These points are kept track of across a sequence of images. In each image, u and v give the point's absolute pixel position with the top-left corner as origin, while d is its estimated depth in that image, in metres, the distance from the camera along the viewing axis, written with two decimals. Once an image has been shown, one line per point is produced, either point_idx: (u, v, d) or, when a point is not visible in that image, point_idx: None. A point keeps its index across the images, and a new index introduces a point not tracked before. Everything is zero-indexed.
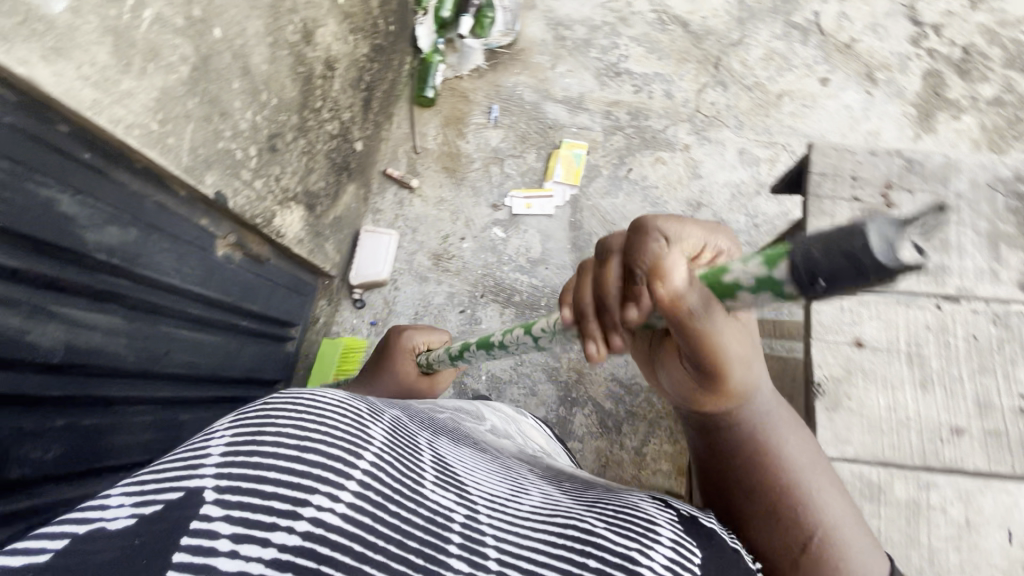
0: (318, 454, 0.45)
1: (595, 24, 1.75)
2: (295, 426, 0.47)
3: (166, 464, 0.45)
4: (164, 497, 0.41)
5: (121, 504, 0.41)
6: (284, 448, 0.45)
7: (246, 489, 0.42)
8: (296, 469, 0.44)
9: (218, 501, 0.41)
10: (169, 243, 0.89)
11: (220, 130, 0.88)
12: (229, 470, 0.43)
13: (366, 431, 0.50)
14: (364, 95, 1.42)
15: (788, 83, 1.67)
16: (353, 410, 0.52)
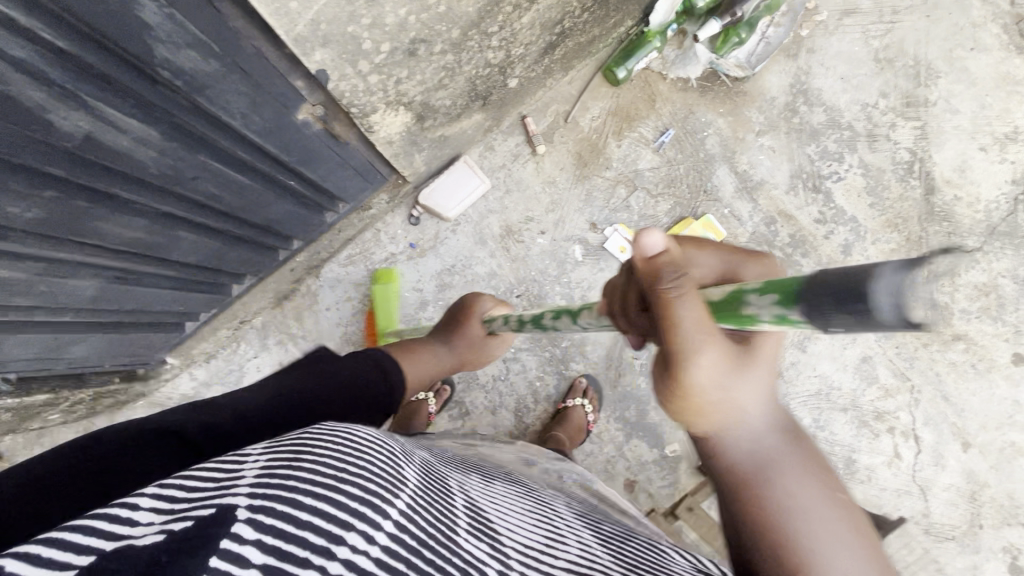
0: (356, 488, 0.42)
1: (838, 120, 1.43)
2: (334, 458, 0.44)
3: (198, 485, 0.42)
4: (196, 513, 0.38)
5: (151, 521, 0.38)
6: (321, 473, 0.42)
7: (281, 513, 0.38)
8: (330, 500, 0.40)
9: (251, 522, 0.37)
10: (251, 90, 0.81)
11: (358, 15, 0.76)
12: (265, 490, 0.40)
13: (397, 480, 0.46)
14: (553, 38, 1.23)
15: (977, 331, 1.35)
16: (387, 451, 0.50)
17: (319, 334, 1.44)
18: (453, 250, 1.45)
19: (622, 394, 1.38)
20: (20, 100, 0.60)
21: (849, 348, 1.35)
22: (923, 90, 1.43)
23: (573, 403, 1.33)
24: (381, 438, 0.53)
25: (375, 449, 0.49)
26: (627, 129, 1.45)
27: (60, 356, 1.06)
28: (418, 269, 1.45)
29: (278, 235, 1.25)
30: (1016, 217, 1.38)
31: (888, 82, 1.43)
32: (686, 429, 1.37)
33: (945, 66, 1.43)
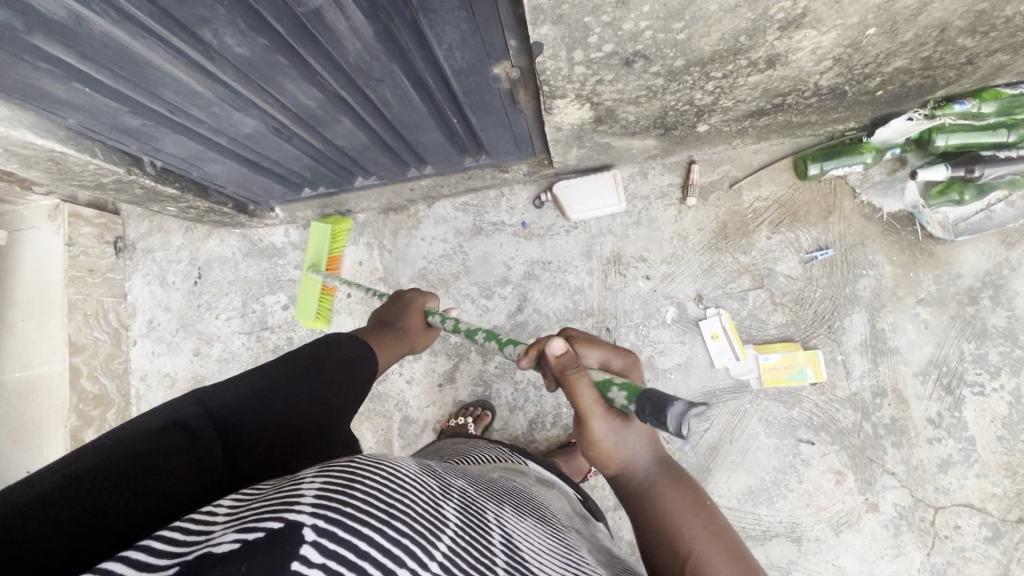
0: (405, 526, 0.44)
1: (1016, 334, 1.25)
2: (378, 491, 0.47)
3: (260, 501, 0.44)
4: (266, 526, 0.39)
5: (222, 531, 0.39)
6: (377, 507, 0.44)
7: (341, 537, 0.40)
8: (382, 532, 0.42)
9: (315, 543, 0.38)
10: (469, 31, 0.81)
11: (602, 10, 0.73)
12: (326, 510, 0.41)
13: (437, 523, 0.48)
14: (765, 107, 1.14)
15: None
16: (422, 488, 0.53)
17: (405, 257, 1.50)
18: (557, 249, 1.44)
19: None
20: None
21: (885, 559, 1.23)
22: None
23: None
24: (416, 471, 0.57)
25: (412, 486, 0.52)
26: (786, 226, 1.35)
27: (201, 167, 1.17)
28: (517, 248, 1.45)
29: (415, 155, 1.30)
30: None
31: None
32: None
33: None
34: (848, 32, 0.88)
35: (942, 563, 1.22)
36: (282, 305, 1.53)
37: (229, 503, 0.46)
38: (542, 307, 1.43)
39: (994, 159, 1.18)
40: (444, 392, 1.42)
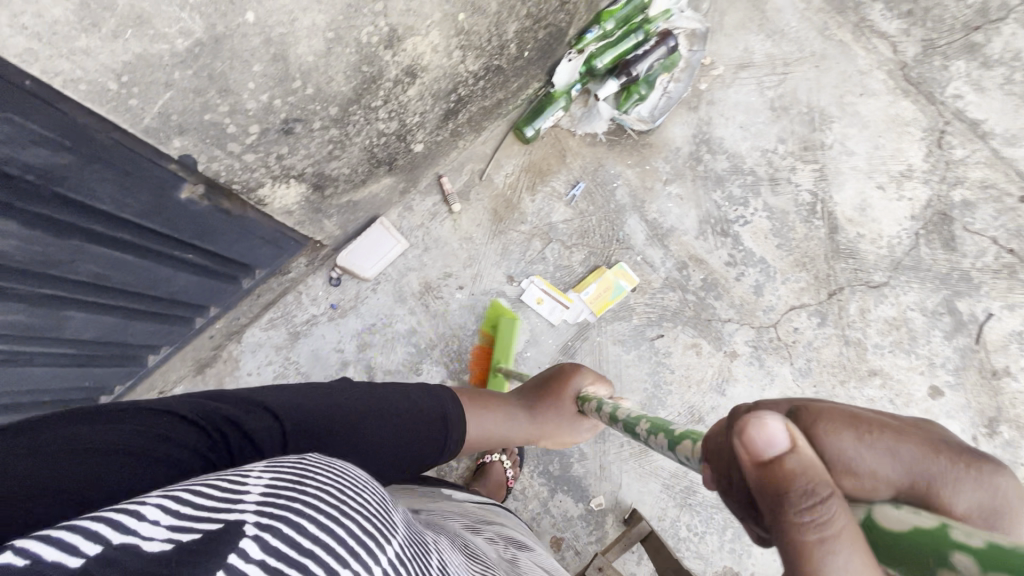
0: (363, 528, 0.39)
1: (740, 166, 1.48)
2: (331, 490, 0.42)
3: (208, 488, 0.39)
4: (205, 527, 0.34)
5: (158, 521, 0.34)
6: (331, 505, 0.39)
7: (286, 539, 0.34)
8: (334, 528, 0.37)
9: (257, 541, 0.34)
10: (118, 176, 0.84)
11: (213, 104, 0.80)
12: (272, 507, 0.37)
13: (390, 531, 0.43)
14: (450, 106, 1.29)
15: (892, 366, 1.36)
16: (378, 494, 0.48)
17: None
18: (374, 309, 1.47)
19: (545, 447, 1.37)
20: None
21: (768, 388, 1.37)
22: (819, 135, 1.49)
23: (492, 459, 1.32)
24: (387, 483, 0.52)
25: (368, 489, 0.47)
26: (540, 184, 1.51)
27: None
28: (339, 329, 1.46)
29: (187, 305, 1.27)
30: (918, 252, 1.41)
31: (786, 129, 1.49)
32: (610, 480, 1.35)
33: (837, 111, 1.50)
34: (447, 24, 1.04)
35: (805, 364, 1.38)
36: None
37: (173, 487, 0.40)
38: (391, 366, 1.45)
39: (637, 58, 1.43)
40: None
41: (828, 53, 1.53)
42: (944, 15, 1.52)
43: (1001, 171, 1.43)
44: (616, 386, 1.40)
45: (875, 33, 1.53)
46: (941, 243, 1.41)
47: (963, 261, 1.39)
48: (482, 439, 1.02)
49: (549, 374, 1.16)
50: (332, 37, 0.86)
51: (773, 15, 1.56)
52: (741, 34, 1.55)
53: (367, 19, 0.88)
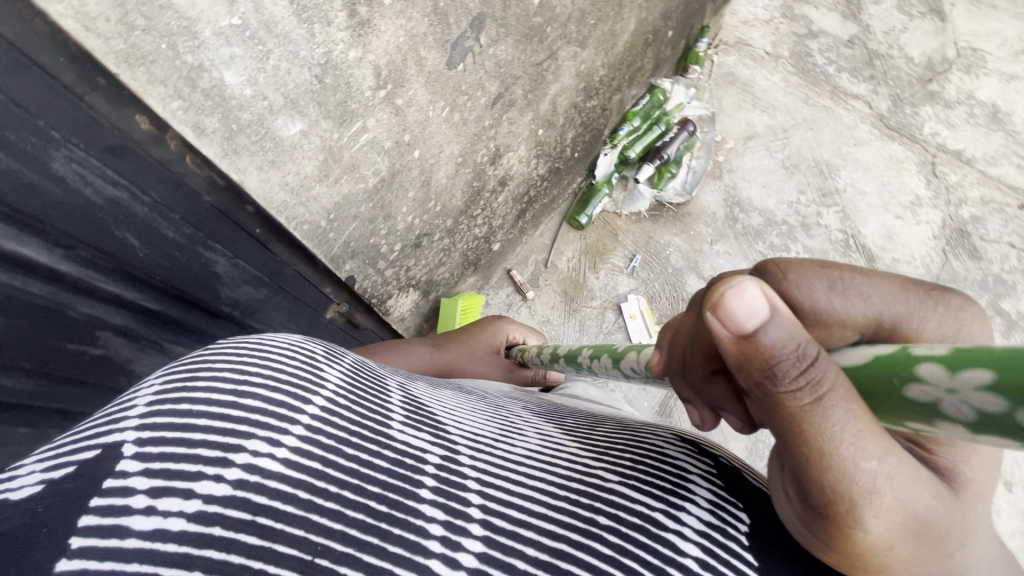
0: (258, 401, 0.44)
1: (773, 219, 1.67)
2: (231, 371, 0.46)
3: (88, 426, 0.43)
4: (81, 456, 0.39)
5: (32, 470, 0.39)
6: (212, 395, 0.44)
7: (170, 439, 0.40)
8: (221, 416, 0.42)
9: (136, 456, 0.39)
10: (290, 304, 0.94)
11: (378, 229, 0.93)
12: (154, 419, 0.41)
13: (320, 374, 0.50)
14: (522, 206, 1.45)
15: None
16: (307, 352, 0.52)
17: None
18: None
19: None
20: (112, 357, 0.74)
21: None
22: (832, 182, 1.70)
23: None
24: (298, 343, 0.54)
25: (284, 352, 0.51)
26: (600, 262, 1.66)
27: None
28: None
29: None
30: (951, 266, 1.57)
31: (802, 182, 1.71)
32: None
33: (840, 160, 1.73)
34: (530, 139, 1.22)
35: None
36: None
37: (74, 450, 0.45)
38: None
39: (665, 145, 1.65)
40: None
41: (817, 117, 1.80)
42: (901, 74, 1.83)
43: (994, 188, 1.65)
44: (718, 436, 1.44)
45: (850, 96, 1.82)
46: (967, 255, 1.58)
47: (992, 267, 1.55)
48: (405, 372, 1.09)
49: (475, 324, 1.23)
50: (460, 160, 1.02)
51: (763, 94, 1.85)
52: (740, 112, 1.83)
53: (483, 143, 1.05)
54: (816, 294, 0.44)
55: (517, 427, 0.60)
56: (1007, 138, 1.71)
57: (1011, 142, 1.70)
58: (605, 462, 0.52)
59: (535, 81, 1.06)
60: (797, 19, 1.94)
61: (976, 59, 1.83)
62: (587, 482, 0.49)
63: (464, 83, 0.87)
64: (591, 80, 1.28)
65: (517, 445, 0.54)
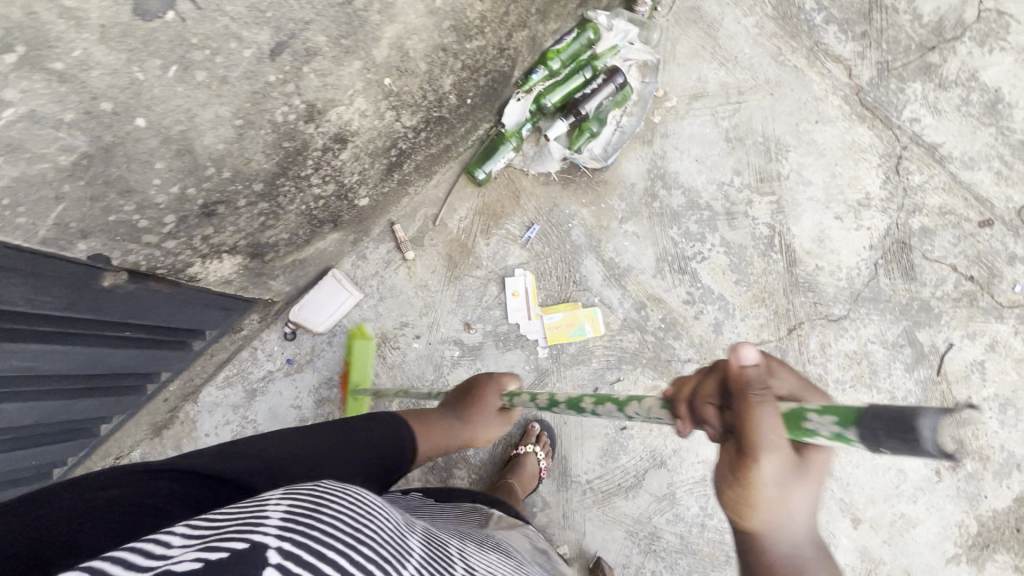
0: (370, 552, 0.45)
1: (696, 201, 1.46)
2: (350, 518, 0.48)
3: (225, 522, 0.46)
4: (229, 547, 0.40)
5: (184, 554, 0.40)
6: (340, 534, 0.45)
7: (305, 561, 0.40)
8: (350, 556, 0.43)
9: (279, 565, 0.39)
10: (25, 279, 0.82)
11: (117, 205, 0.78)
12: (291, 533, 0.42)
13: (409, 555, 0.50)
14: (391, 160, 1.25)
15: (854, 401, 1.35)
16: (395, 520, 0.56)
17: None
18: (330, 363, 1.45)
19: None
20: None
21: None
22: (775, 165, 1.47)
23: (526, 450, 1.32)
24: (387, 509, 0.57)
25: (380, 515, 0.53)
26: (494, 227, 1.48)
27: None
28: (296, 384, 1.45)
29: (135, 375, 1.25)
30: (878, 283, 1.39)
31: (741, 160, 1.47)
32: (574, 529, 1.33)
33: (793, 139, 1.48)
34: (373, 90, 1.01)
35: None
36: None
37: (194, 522, 0.47)
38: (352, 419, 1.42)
39: (585, 98, 1.41)
40: None
41: (782, 81, 1.51)
42: (899, 35, 1.49)
43: (959, 197, 1.42)
44: (577, 432, 1.37)
45: (830, 57, 1.51)
46: (900, 273, 1.39)
47: (923, 290, 1.38)
48: (429, 455, 1.00)
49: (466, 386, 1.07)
50: (243, 123, 0.83)
51: (727, 41, 1.53)
52: (694, 62, 1.53)
53: (279, 101, 0.85)
54: (788, 387, 0.59)
55: None
56: (996, 137, 1.44)
57: (999, 143, 1.43)
58: None
59: (349, 25, 0.84)
60: None
61: (998, 26, 1.47)
62: None
63: (193, 36, 0.67)
64: (462, 19, 1.04)
65: None
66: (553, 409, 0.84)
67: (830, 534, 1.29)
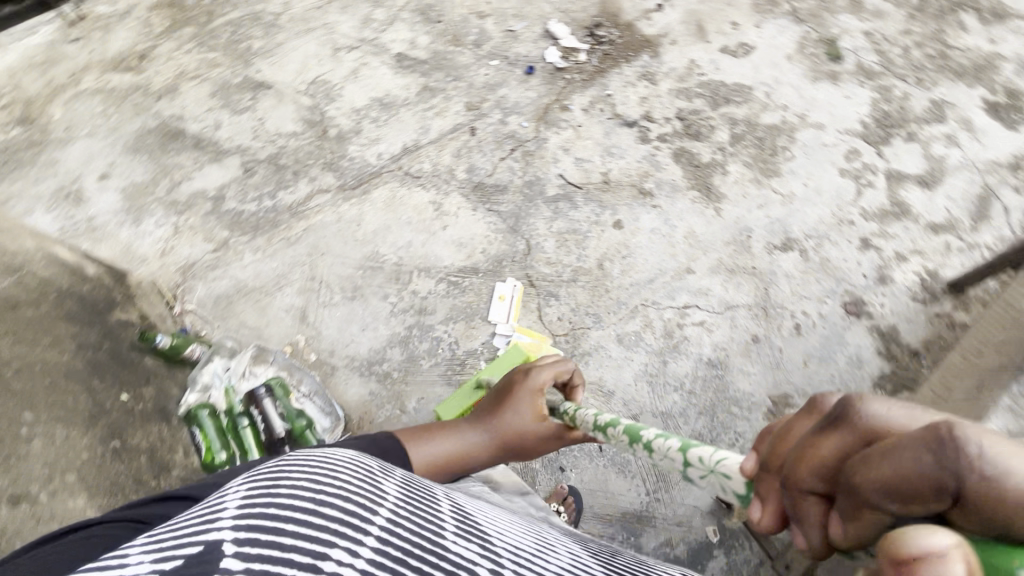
0: (337, 510, 0.44)
1: (402, 336, 1.56)
2: (309, 482, 0.47)
3: (186, 523, 0.44)
4: (184, 551, 0.38)
5: (141, 561, 0.38)
6: (299, 504, 0.44)
7: (266, 543, 0.39)
8: (313, 521, 0.42)
9: (237, 554, 0.37)
10: None
11: None
12: (249, 522, 0.41)
13: (383, 498, 0.49)
14: None
15: (596, 248, 1.65)
16: (365, 471, 0.54)
17: None
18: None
19: None
20: None
21: (611, 351, 1.52)
22: (386, 263, 1.65)
23: None
24: (358, 459, 0.58)
25: (350, 470, 0.53)
26: None
27: None
28: None
29: None
30: (504, 211, 1.71)
31: (374, 290, 1.62)
32: (694, 515, 1.36)
33: (368, 244, 1.67)
34: None
35: (590, 313, 1.58)
36: None
37: (155, 532, 0.44)
38: None
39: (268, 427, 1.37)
40: None
41: (312, 241, 1.68)
42: (305, 150, 1.80)
43: (448, 141, 1.81)
44: (601, 495, 1.39)
45: (305, 201, 1.73)
46: (499, 194, 1.73)
47: (516, 182, 1.75)
48: (434, 467, 1.00)
49: (505, 385, 1.12)
50: None
51: (260, 278, 1.63)
52: (269, 311, 1.60)
53: None
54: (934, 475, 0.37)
55: (549, 545, 0.62)
56: (408, 108, 1.86)
57: (414, 107, 1.86)
58: (491, 552, 0.50)
59: None
60: (194, 203, 1.72)
61: (325, 87, 1.89)
62: (488, 557, 0.49)
63: None
64: None
65: (551, 562, 0.55)
66: (609, 431, 0.90)
67: (699, 289, 1.59)
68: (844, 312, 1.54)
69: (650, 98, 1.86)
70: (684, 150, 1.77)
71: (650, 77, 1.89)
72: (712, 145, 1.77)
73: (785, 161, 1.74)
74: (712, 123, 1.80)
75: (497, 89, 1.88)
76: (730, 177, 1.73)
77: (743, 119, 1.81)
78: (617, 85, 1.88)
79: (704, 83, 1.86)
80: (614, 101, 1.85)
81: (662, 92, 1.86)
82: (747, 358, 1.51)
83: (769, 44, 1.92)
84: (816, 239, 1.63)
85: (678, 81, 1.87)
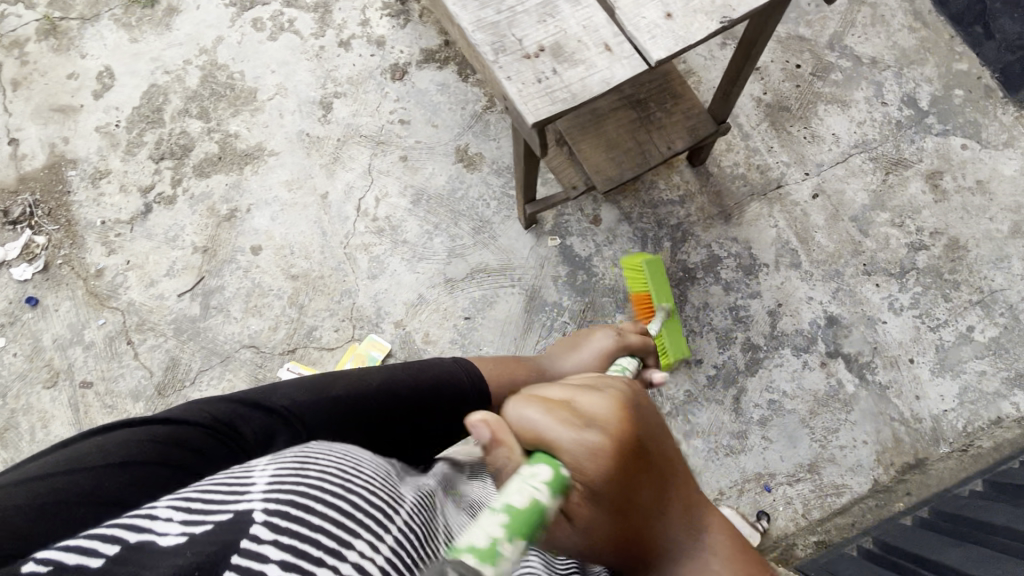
0: (359, 498, 0.47)
1: None
2: (336, 469, 0.50)
3: (214, 487, 0.47)
4: (218, 515, 0.43)
5: (173, 519, 0.43)
6: (328, 488, 0.47)
7: (293, 514, 0.43)
8: (338, 506, 0.45)
9: (264, 520, 0.42)
10: None
11: None
12: (274, 494, 0.44)
13: (406, 495, 0.52)
14: None
15: (274, 275, 1.57)
16: (389, 469, 0.56)
17: (882, 420, 1.40)
18: (715, 468, 1.38)
19: (583, 290, 1.52)
20: None
21: (383, 287, 1.55)
22: None
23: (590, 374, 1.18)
24: (385, 461, 0.59)
25: (372, 466, 0.54)
26: None
27: None
28: (768, 464, 1.38)
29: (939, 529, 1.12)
30: (201, 364, 1.51)
31: None
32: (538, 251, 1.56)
33: None
34: None
35: (339, 298, 1.55)
36: (976, 324, 1.45)
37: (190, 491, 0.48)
38: (713, 405, 1.42)
39: None
40: (773, 295, 1.50)
41: None
42: None
43: (87, 414, 1.48)
44: (508, 324, 1.51)
45: None
46: (178, 366, 1.52)
47: (171, 343, 1.53)
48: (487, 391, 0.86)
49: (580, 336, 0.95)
50: None
51: None
52: None
53: None
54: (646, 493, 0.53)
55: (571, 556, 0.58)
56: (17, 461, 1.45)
57: (20, 452, 1.45)
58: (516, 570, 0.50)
59: None
60: None
61: None
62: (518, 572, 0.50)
63: None
64: None
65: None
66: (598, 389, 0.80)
67: (345, 192, 1.63)
68: (400, 81, 1.72)
69: (124, 181, 1.68)
70: (196, 164, 1.68)
71: (98, 173, 1.69)
72: (202, 137, 1.70)
73: (244, 79, 1.76)
74: (178, 130, 1.71)
75: (40, 344, 1.54)
76: (242, 131, 1.71)
77: (184, 100, 1.74)
78: (94, 210, 1.65)
79: (129, 125, 1.72)
80: (113, 218, 1.64)
81: (122, 167, 1.69)
82: (419, 170, 1.64)
83: (109, 51, 1.80)
84: (327, 80, 1.74)
85: (115, 149, 1.71)
